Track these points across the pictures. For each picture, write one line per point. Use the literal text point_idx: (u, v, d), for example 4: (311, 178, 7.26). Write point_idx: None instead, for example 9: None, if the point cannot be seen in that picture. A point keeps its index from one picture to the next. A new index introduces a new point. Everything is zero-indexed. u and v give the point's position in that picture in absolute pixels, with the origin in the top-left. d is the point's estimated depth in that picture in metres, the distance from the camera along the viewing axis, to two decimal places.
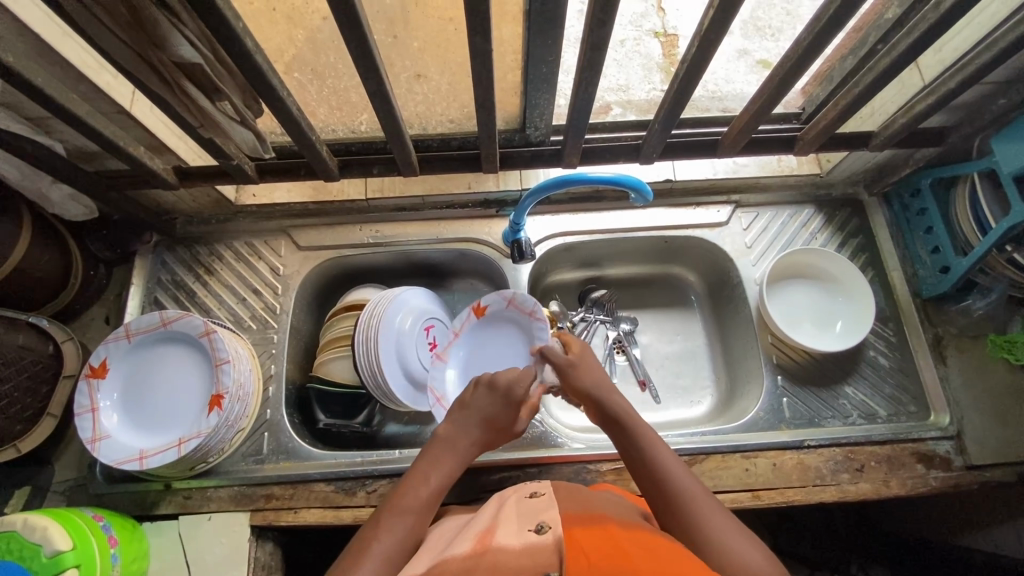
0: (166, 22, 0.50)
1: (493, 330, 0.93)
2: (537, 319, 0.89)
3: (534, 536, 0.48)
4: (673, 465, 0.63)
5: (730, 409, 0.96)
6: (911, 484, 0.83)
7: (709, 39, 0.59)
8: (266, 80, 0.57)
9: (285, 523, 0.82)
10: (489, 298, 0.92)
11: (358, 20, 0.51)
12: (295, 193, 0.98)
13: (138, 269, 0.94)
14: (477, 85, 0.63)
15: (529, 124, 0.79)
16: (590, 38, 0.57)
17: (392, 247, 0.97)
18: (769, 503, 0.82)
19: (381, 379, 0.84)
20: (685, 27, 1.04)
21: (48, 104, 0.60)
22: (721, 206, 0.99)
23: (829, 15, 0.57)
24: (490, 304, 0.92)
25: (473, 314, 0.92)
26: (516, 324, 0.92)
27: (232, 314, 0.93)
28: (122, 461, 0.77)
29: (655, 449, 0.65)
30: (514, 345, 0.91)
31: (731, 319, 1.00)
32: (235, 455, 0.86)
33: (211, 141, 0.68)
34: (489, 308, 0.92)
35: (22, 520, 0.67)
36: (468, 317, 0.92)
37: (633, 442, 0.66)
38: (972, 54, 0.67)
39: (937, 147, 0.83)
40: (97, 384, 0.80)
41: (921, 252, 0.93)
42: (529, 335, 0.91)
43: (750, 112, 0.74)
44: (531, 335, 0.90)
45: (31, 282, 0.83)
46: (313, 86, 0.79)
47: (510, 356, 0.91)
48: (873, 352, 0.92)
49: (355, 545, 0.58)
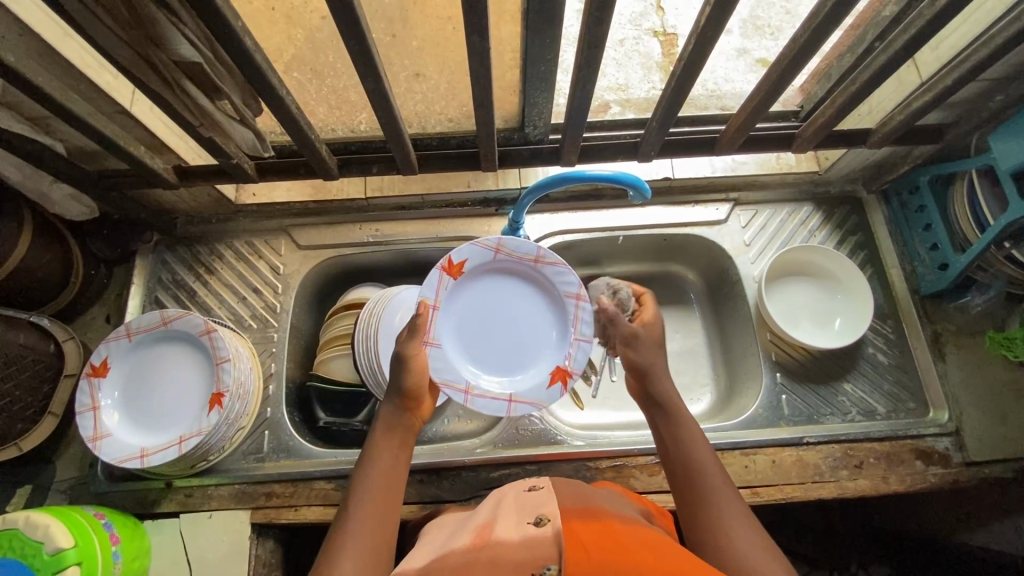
0: (166, 22, 0.50)
1: (470, 283, 0.83)
2: (539, 260, 0.82)
3: (533, 530, 0.49)
4: (698, 444, 0.62)
5: (730, 406, 0.96)
6: (910, 480, 0.84)
7: (707, 37, 0.59)
8: (266, 80, 0.57)
9: (285, 521, 0.82)
10: (462, 251, 0.81)
11: (355, 18, 0.52)
12: (295, 192, 0.98)
13: (138, 269, 0.94)
14: (475, 83, 0.63)
15: (528, 123, 0.79)
16: (587, 36, 0.58)
17: (391, 246, 0.97)
18: (768, 499, 0.82)
19: (380, 377, 0.84)
20: (683, 25, 1.04)
21: (49, 105, 0.60)
22: (720, 204, 0.99)
23: (825, 12, 0.57)
24: (466, 257, 0.81)
25: (449, 274, 0.80)
26: (500, 268, 0.84)
27: (233, 313, 0.94)
28: (123, 459, 0.77)
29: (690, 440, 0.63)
30: (506, 292, 0.84)
31: (730, 316, 1.01)
32: (236, 453, 0.86)
33: (211, 140, 0.68)
34: (464, 263, 0.81)
35: (24, 518, 0.67)
36: (443, 279, 0.80)
37: (671, 432, 0.65)
38: (968, 51, 0.67)
39: (933, 145, 0.83)
40: (98, 382, 0.80)
41: (920, 249, 0.93)
42: (523, 277, 0.84)
43: (749, 110, 0.74)
44: (525, 273, 0.84)
45: (32, 281, 0.83)
46: (312, 85, 0.80)
47: (504, 307, 0.84)
48: (872, 349, 0.92)
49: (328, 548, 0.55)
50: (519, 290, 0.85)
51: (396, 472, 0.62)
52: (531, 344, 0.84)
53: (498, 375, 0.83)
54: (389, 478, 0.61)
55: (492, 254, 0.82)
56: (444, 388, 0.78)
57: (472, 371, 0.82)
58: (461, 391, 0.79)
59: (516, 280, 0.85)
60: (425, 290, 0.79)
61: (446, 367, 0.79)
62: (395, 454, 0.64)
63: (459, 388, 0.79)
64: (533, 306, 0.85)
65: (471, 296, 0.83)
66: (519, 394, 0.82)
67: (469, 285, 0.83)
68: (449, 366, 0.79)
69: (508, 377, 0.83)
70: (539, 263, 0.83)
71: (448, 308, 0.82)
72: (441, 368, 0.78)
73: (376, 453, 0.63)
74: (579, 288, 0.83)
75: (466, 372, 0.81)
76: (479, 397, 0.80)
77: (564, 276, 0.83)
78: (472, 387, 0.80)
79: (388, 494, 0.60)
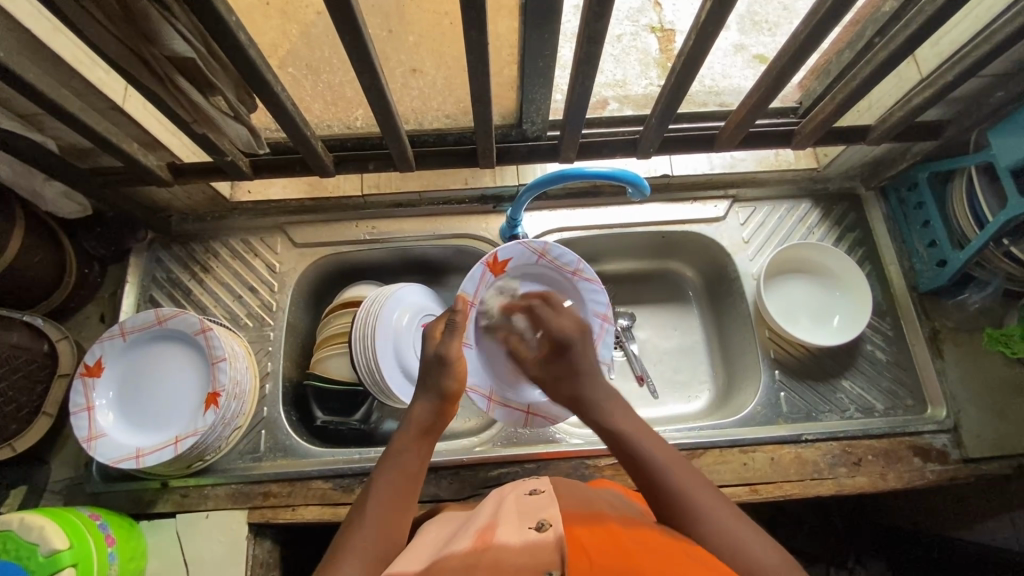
0: (157, 16, 0.49)
1: (509, 280, 0.87)
2: (579, 276, 0.87)
3: (535, 534, 0.48)
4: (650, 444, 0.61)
5: (727, 404, 0.96)
6: (908, 477, 0.84)
7: (707, 32, 0.58)
8: (259, 76, 0.57)
9: (282, 520, 0.82)
10: (508, 250, 0.84)
11: (352, 13, 0.51)
12: (290, 189, 0.98)
13: (132, 267, 0.94)
14: (472, 79, 0.62)
15: (525, 119, 0.78)
16: (586, 31, 0.57)
17: (388, 244, 0.97)
18: (767, 497, 0.82)
19: (379, 376, 0.84)
20: (682, 21, 1.04)
21: (39, 100, 0.59)
22: (719, 201, 0.99)
23: (826, 6, 0.56)
24: (510, 256, 0.85)
25: (492, 270, 0.84)
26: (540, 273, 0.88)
27: (228, 311, 0.93)
28: (118, 460, 0.76)
29: (637, 436, 0.62)
30: (538, 297, 0.89)
31: (727, 313, 1.00)
32: (231, 452, 0.86)
33: (205, 137, 0.67)
34: (506, 261, 0.85)
35: (18, 520, 0.67)
36: (486, 275, 0.84)
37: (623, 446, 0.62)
38: (969, 47, 0.67)
39: (934, 141, 0.83)
40: (93, 382, 0.80)
41: (918, 246, 0.93)
42: (556, 283, 0.89)
43: (748, 106, 0.73)
44: (564, 285, 0.89)
45: (23, 280, 0.82)
46: (308, 81, 0.79)
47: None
48: (870, 346, 0.92)
49: (336, 545, 0.55)
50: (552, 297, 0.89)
51: (417, 474, 0.61)
52: None
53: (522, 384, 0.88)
54: (410, 481, 0.60)
55: (536, 257, 0.86)
56: (468, 392, 0.84)
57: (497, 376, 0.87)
58: (483, 396, 0.85)
59: (549, 286, 0.89)
60: (466, 284, 0.82)
61: (473, 371, 0.85)
62: (416, 459, 0.62)
63: (483, 393, 0.85)
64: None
65: (507, 294, 0.87)
66: (536, 408, 0.87)
67: (507, 283, 0.87)
68: (475, 369, 0.85)
69: (529, 388, 0.88)
70: (578, 275, 0.87)
71: (484, 303, 0.86)
72: (471, 371, 0.85)
73: (400, 451, 0.62)
74: (608, 308, 0.89)
75: (491, 378, 0.86)
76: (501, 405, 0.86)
77: (598, 295, 0.88)
78: (494, 394, 0.86)
79: (407, 497, 0.59)
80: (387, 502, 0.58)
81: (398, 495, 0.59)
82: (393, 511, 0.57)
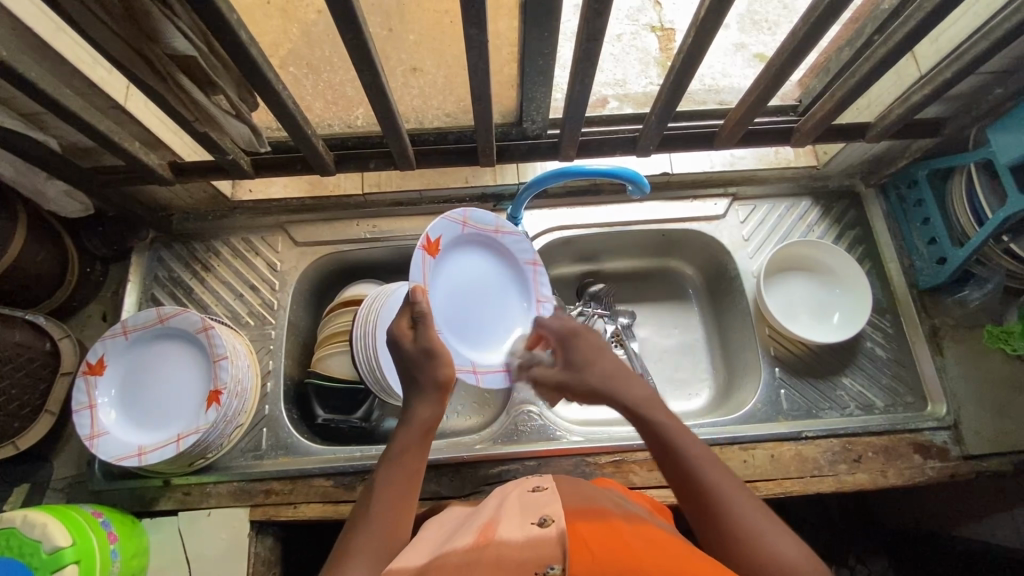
0: (158, 13, 0.50)
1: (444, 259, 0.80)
2: (506, 232, 0.84)
3: (537, 529, 0.48)
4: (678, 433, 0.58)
5: (728, 401, 0.96)
6: (908, 474, 0.84)
7: (706, 30, 0.59)
8: (260, 73, 0.57)
9: (285, 518, 0.82)
10: (436, 227, 0.77)
11: (353, 12, 0.51)
12: (291, 188, 0.99)
13: (134, 266, 0.94)
14: (473, 77, 0.62)
15: (526, 118, 0.78)
16: (585, 29, 0.57)
17: (388, 242, 0.97)
18: (768, 493, 0.82)
19: (373, 355, 0.84)
20: (681, 21, 1.04)
21: (41, 98, 0.59)
22: (719, 198, 0.99)
23: (824, 4, 0.56)
24: (439, 233, 0.78)
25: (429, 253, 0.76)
26: (475, 239, 0.83)
27: (229, 310, 0.93)
28: (121, 458, 0.77)
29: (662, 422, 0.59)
30: (474, 262, 0.83)
31: (727, 310, 1.01)
32: (234, 450, 0.86)
33: (207, 136, 0.67)
34: (437, 239, 0.78)
35: (22, 516, 0.67)
36: (424, 258, 0.76)
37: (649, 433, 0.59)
38: (968, 43, 0.67)
39: (934, 138, 0.83)
40: (95, 380, 0.80)
41: (918, 244, 0.93)
42: (484, 246, 0.84)
43: (747, 103, 0.73)
44: (497, 247, 0.85)
45: (26, 279, 0.83)
46: (308, 80, 0.80)
47: (478, 280, 0.83)
48: (870, 343, 0.92)
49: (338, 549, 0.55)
50: (485, 263, 0.84)
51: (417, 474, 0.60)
52: (505, 319, 0.85)
53: (491, 348, 0.83)
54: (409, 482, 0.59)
55: (459, 227, 0.80)
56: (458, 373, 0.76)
57: (467, 349, 0.81)
58: (470, 371, 0.78)
59: (481, 251, 0.84)
60: (413, 275, 0.74)
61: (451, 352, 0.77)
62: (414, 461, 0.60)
63: (467, 370, 0.78)
64: (498, 279, 0.85)
65: (446, 273, 0.80)
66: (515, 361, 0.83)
67: (446, 264, 0.80)
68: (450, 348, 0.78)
69: (493, 349, 0.83)
70: (501, 230, 0.84)
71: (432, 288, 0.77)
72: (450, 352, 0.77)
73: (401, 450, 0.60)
74: (535, 254, 0.86)
75: (465, 352, 0.80)
76: (487, 373, 0.80)
77: (524, 245, 0.86)
78: (476, 365, 0.80)
79: (405, 501, 0.58)
80: (388, 505, 0.57)
81: (398, 497, 0.58)
82: (397, 510, 0.57)
